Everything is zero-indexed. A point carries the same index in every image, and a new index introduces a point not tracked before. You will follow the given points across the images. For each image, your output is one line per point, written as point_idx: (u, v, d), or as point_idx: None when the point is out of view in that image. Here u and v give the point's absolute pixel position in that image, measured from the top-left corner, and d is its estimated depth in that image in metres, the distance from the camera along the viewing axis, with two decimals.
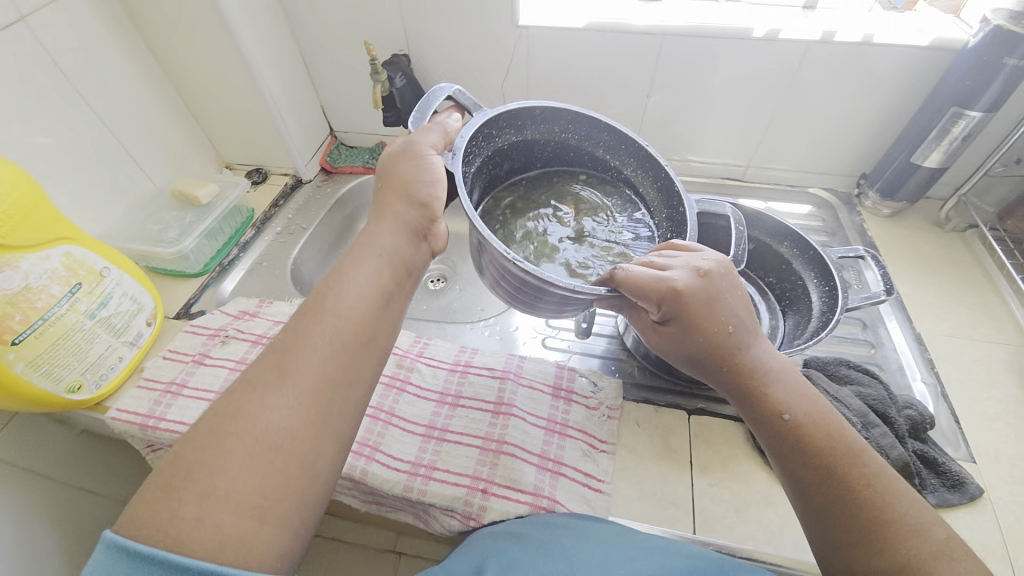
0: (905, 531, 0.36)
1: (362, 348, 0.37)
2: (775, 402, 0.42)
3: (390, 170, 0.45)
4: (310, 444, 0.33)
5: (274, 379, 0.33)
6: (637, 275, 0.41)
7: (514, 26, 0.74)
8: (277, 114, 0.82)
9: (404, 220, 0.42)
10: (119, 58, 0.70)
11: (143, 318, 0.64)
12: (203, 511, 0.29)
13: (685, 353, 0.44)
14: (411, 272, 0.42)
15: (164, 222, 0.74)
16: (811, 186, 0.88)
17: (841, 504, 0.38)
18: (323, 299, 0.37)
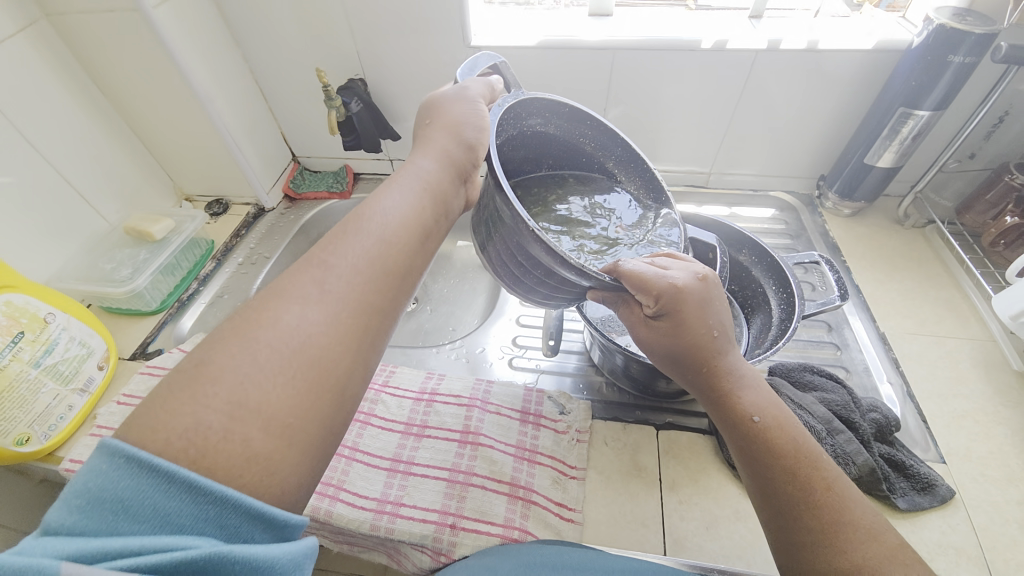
0: (862, 535, 0.35)
1: (396, 274, 0.37)
2: (741, 406, 0.41)
3: (434, 114, 0.46)
4: (342, 368, 0.32)
5: (312, 295, 0.32)
6: (642, 274, 0.40)
7: (467, 46, 0.75)
8: (233, 143, 0.80)
9: (450, 159, 0.44)
10: (63, 98, 0.69)
11: (94, 362, 0.62)
12: (232, 422, 0.27)
13: (669, 351, 0.43)
14: (449, 213, 0.44)
15: (117, 260, 0.72)
16: (774, 190, 0.89)
17: (803, 506, 0.37)
18: (360, 221, 0.37)
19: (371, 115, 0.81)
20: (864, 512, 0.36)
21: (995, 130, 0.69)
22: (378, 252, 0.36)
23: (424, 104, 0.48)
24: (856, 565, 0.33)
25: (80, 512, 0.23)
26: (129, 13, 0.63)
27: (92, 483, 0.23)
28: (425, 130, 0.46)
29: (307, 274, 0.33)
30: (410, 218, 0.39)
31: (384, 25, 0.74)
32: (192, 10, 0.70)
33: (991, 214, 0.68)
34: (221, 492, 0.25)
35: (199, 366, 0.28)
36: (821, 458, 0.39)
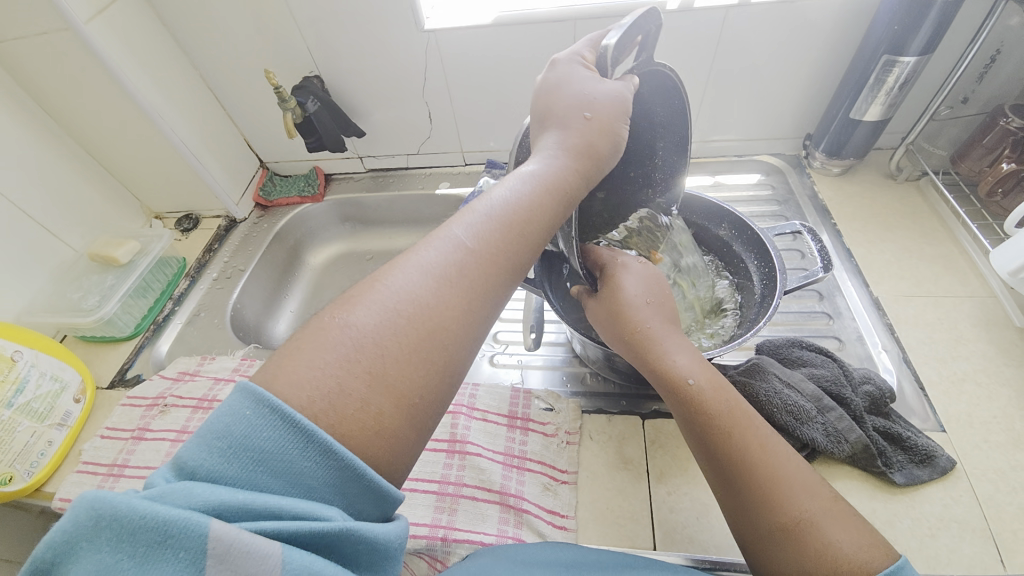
0: (798, 486, 0.34)
1: (513, 239, 0.33)
2: (672, 369, 0.40)
3: (576, 102, 0.38)
4: (461, 345, 0.30)
5: (453, 276, 0.30)
6: (599, 251, 0.48)
7: (420, 31, 0.71)
8: (193, 158, 0.78)
9: (585, 165, 0.37)
10: (12, 128, 0.66)
11: (70, 396, 0.61)
12: (369, 391, 0.26)
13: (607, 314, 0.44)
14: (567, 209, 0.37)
15: (85, 289, 0.71)
16: (759, 153, 0.85)
17: (740, 461, 0.35)
18: (484, 202, 0.34)
19: (332, 113, 0.78)
20: (801, 467, 0.35)
21: (987, 72, 0.65)
22: (487, 228, 0.33)
23: (563, 75, 0.39)
24: (795, 516, 0.32)
25: (221, 457, 0.23)
26: (61, 32, 0.60)
27: (238, 427, 0.23)
28: (547, 111, 0.39)
29: (441, 245, 0.31)
30: (526, 201, 0.34)
31: (331, 19, 0.70)
32: (130, 22, 0.66)
33: (987, 160, 0.64)
34: (352, 461, 0.24)
35: (343, 325, 0.27)
36: (753, 417, 0.37)
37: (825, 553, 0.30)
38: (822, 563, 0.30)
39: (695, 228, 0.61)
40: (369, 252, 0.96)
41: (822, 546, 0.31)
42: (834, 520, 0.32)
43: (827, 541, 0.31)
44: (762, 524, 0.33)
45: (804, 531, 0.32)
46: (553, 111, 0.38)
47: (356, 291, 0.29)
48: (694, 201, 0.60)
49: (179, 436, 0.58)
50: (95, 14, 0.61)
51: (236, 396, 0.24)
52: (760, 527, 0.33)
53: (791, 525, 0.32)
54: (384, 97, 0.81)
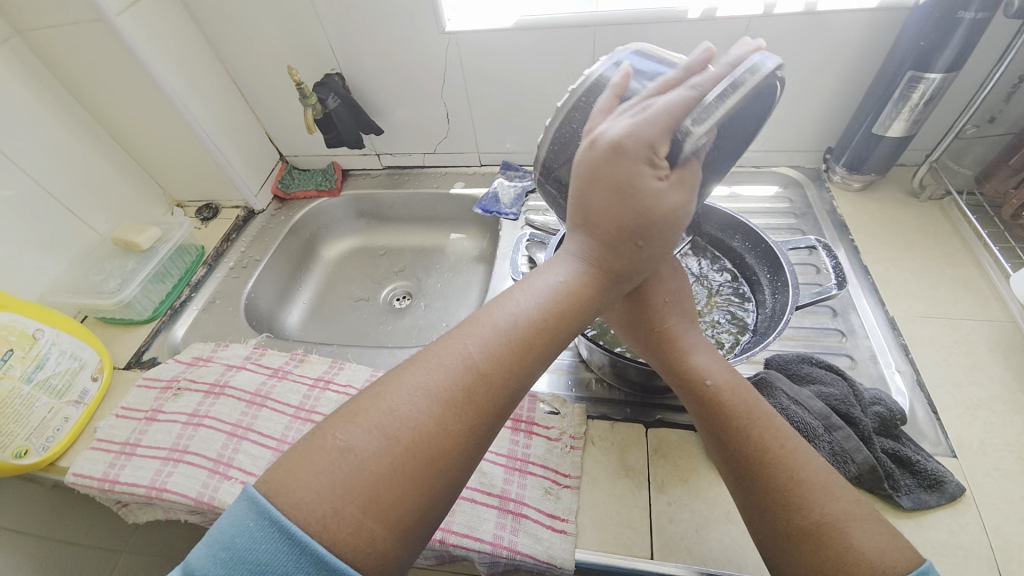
0: (819, 489, 0.34)
1: (521, 354, 0.34)
2: (695, 370, 0.43)
3: (634, 220, 0.36)
4: (462, 463, 0.30)
5: (457, 395, 0.31)
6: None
7: (441, 33, 0.72)
8: (215, 149, 0.79)
9: (608, 278, 0.38)
10: (42, 114, 0.69)
11: (88, 374, 0.62)
12: (365, 514, 0.27)
13: (623, 314, 0.47)
14: (583, 319, 0.37)
15: (106, 272, 0.72)
16: (778, 165, 0.84)
17: (757, 466, 0.37)
18: (497, 309, 0.35)
19: (350, 110, 0.79)
20: (822, 470, 0.36)
21: (1016, 92, 0.63)
22: (496, 345, 0.33)
23: (627, 174, 0.35)
24: (814, 521, 0.33)
25: (222, 566, 0.25)
26: (92, 23, 0.62)
27: (240, 538, 0.25)
28: (599, 207, 0.37)
29: (447, 358, 0.32)
30: (538, 317, 0.35)
31: (355, 17, 0.71)
32: (160, 16, 0.68)
33: (1013, 182, 0.63)
34: (344, 571, 0.25)
35: (344, 448, 0.28)
36: (776, 424, 0.39)
37: (847, 555, 0.31)
38: (842, 564, 0.30)
39: (710, 238, 0.61)
40: (382, 248, 0.97)
41: (845, 543, 0.31)
42: (855, 521, 0.32)
43: (847, 534, 0.31)
44: (782, 527, 0.34)
45: (827, 529, 0.32)
46: (599, 209, 0.37)
47: (363, 402, 0.31)
48: (708, 210, 0.60)
49: (190, 418, 0.60)
50: (127, 7, 0.63)
51: (242, 506, 0.26)
52: (775, 524, 0.35)
53: (813, 527, 0.33)
54: (403, 96, 0.82)
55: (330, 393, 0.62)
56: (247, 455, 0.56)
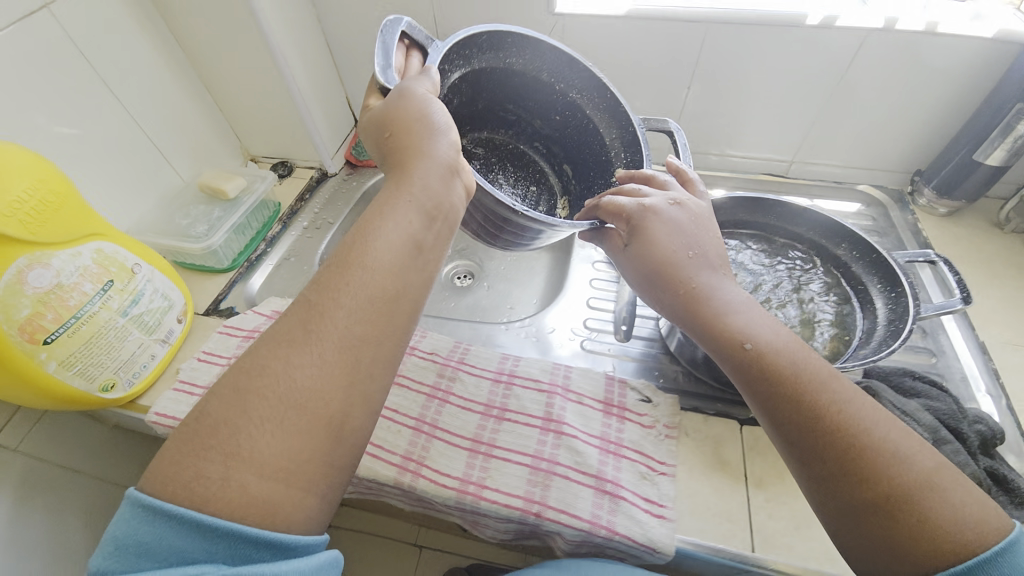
0: (886, 457, 0.37)
1: (359, 295, 0.37)
2: (730, 331, 0.43)
3: (383, 122, 0.43)
4: (332, 404, 0.34)
5: (299, 338, 0.35)
6: (619, 203, 0.47)
7: (549, 13, 0.71)
8: (303, 105, 0.79)
9: (403, 174, 0.42)
10: (143, 50, 0.68)
11: (174, 315, 0.61)
12: (229, 470, 0.31)
13: (648, 269, 0.46)
14: (422, 249, 0.40)
15: (192, 217, 0.71)
16: (860, 183, 0.84)
17: (819, 438, 0.38)
18: (345, 257, 0.38)
19: None
20: (890, 437, 0.38)
21: None
22: (332, 294, 0.36)
23: (369, 115, 0.45)
24: (887, 491, 0.36)
25: (111, 557, 0.30)
26: None
27: (121, 531, 0.30)
28: (379, 134, 0.44)
29: (291, 315, 0.36)
30: (374, 259, 0.38)
31: None
32: None
33: None
34: (216, 523, 0.30)
35: (198, 416, 0.33)
36: (828, 387, 0.40)
37: (923, 536, 0.34)
38: (918, 535, 0.34)
39: (811, 244, 0.61)
40: None
41: (915, 517, 0.35)
42: (927, 492, 0.35)
43: (918, 511, 0.35)
44: (842, 498, 0.37)
45: (901, 504, 0.35)
46: (384, 145, 0.44)
47: (218, 379, 0.34)
48: (814, 216, 0.60)
49: None
50: None
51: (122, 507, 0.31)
52: (855, 499, 0.37)
53: (882, 500, 0.36)
54: None
55: (415, 357, 0.61)
56: None
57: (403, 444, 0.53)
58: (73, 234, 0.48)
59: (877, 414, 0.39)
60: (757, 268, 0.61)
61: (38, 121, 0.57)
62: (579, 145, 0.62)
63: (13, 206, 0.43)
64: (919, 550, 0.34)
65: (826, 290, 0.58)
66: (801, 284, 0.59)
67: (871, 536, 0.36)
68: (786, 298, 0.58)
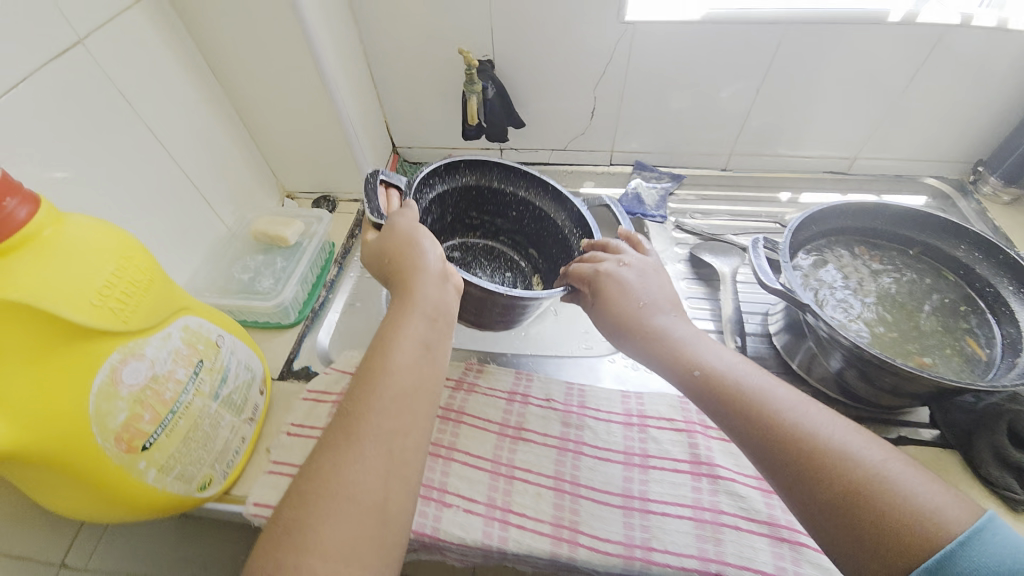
0: (835, 458, 0.35)
1: (386, 390, 0.43)
2: (683, 361, 0.45)
3: (380, 256, 0.55)
4: (380, 489, 0.39)
5: (345, 439, 0.40)
6: (581, 270, 0.56)
7: (619, 22, 0.67)
8: (352, 135, 0.72)
9: (405, 288, 0.51)
10: (182, 86, 0.60)
11: (257, 386, 0.53)
12: (301, 563, 0.35)
13: (609, 322, 0.52)
14: (429, 344, 0.47)
15: (252, 269, 0.64)
16: (927, 177, 0.84)
17: (780, 449, 0.38)
18: (369, 367, 0.45)
19: (506, 104, 0.74)
20: (834, 439, 0.37)
21: None
22: (364, 396, 0.43)
23: (371, 253, 0.56)
24: (837, 492, 0.34)
25: None
26: None
27: None
28: (383, 265, 0.55)
29: (336, 421, 0.42)
30: (393, 361, 0.45)
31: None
32: None
33: None
34: None
35: (275, 522, 0.37)
36: (772, 396, 0.41)
37: (881, 522, 0.32)
38: (877, 534, 0.32)
39: (925, 246, 0.60)
40: None
41: (871, 515, 0.33)
42: (879, 485, 0.34)
43: (880, 505, 0.33)
44: (808, 504, 0.35)
45: (861, 501, 0.33)
46: (387, 272, 0.54)
47: (286, 489, 0.39)
48: (930, 219, 0.59)
49: None
50: None
51: None
52: (818, 503, 0.35)
53: (839, 501, 0.34)
54: (553, 86, 0.77)
55: (532, 407, 0.56)
56: (462, 480, 0.50)
57: (549, 509, 0.48)
58: (166, 315, 0.41)
59: (822, 416, 0.38)
60: (868, 274, 0.61)
61: (81, 180, 0.48)
62: (541, 234, 0.81)
63: (104, 293, 0.35)
64: (885, 551, 0.32)
65: (944, 292, 0.58)
66: (918, 288, 0.59)
67: (843, 546, 0.34)
68: (906, 303, 0.58)
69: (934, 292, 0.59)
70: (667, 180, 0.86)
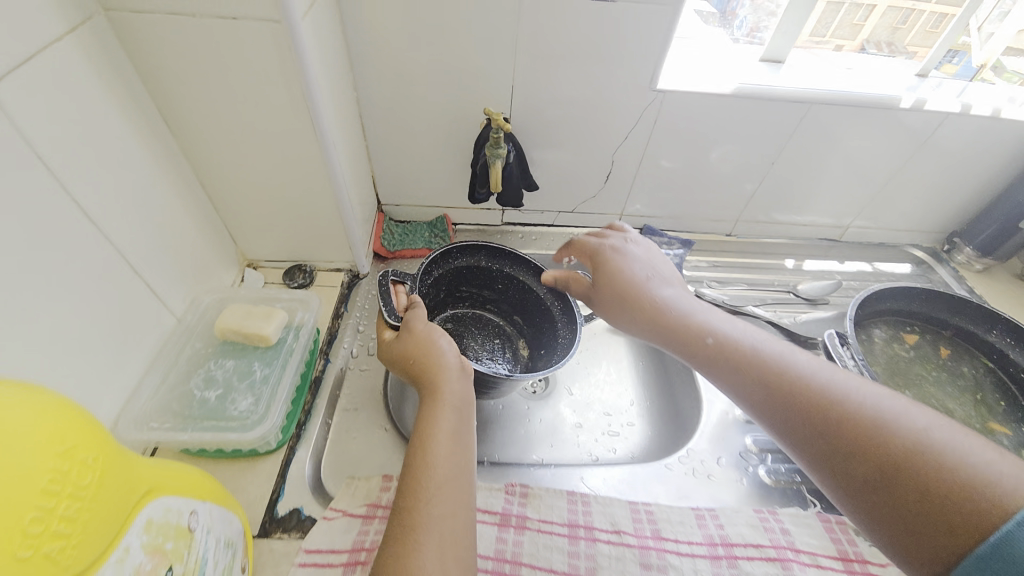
0: (867, 421, 0.35)
1: (432, 477, 0.41)
2: (696, 330, 0.48)
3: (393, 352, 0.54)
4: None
5: (403, 539, 0.38)
6: (586, 244, 0.60)
7: (651, 89, 0.63)
8: (346, 199, 0.59)
9: (427, 377, 0.49)
10: (124, 140, 0.45)
11: (239, 566, 0.38)
12: None
13: (612, 295, 0.55)
14: (460, 428, 0.46)
15: (219, 381, 0.50)
16: (905, 244, 0.89)
17: (797, 408, 0.38)
18: (409, 462, 0.43)
19: (524, 167, 0.67)
20: (864, 403, 0.36)
21: None
22: (411, 489, 0.41)
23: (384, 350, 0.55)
24: (882, 462, 0.33)
25: None
26: (262, 22, 0.42)
27: None
28: (397, 360, 0.53)
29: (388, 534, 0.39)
30: (433, 447, 0.43)
31: (553, 58, 0.60)
32: (322, 26, 0.50)
33: None
34: None
35: None
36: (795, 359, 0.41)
37: (937, 484, 0.30)
38: (930, 491, 0.30)
39: (957, 329, 0.61)
40: None
41: (917, 491, 0.31)
42: (922, 452, 0.32)
43: (922, 463, 0.32)
44: (841, 475, 0.34)
45: (900, 459, 0.32)
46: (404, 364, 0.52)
47: None
48: (964, 303, 0.60)
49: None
50: (307, 9, 0.45)
51: None
52: (851, 475, 0.34)
53: (881, 475, 0.33)
54: (570, 149, 0.71)
55: (602, 545, 0.46)
56: None
57: None
58: (108, 523, 0.27)
59: (849, 380, 0.38)
60: (906, 357, 0.60)
61: None
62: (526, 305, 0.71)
63: (38, 525, 0.22)
64: (930, 508, 0.30)
65: (981, 377, 0.59)
66: (956, 372, 0.59)
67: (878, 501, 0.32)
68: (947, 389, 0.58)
69: (971, 377, 0.59)
70: (677, 245, 0.83)
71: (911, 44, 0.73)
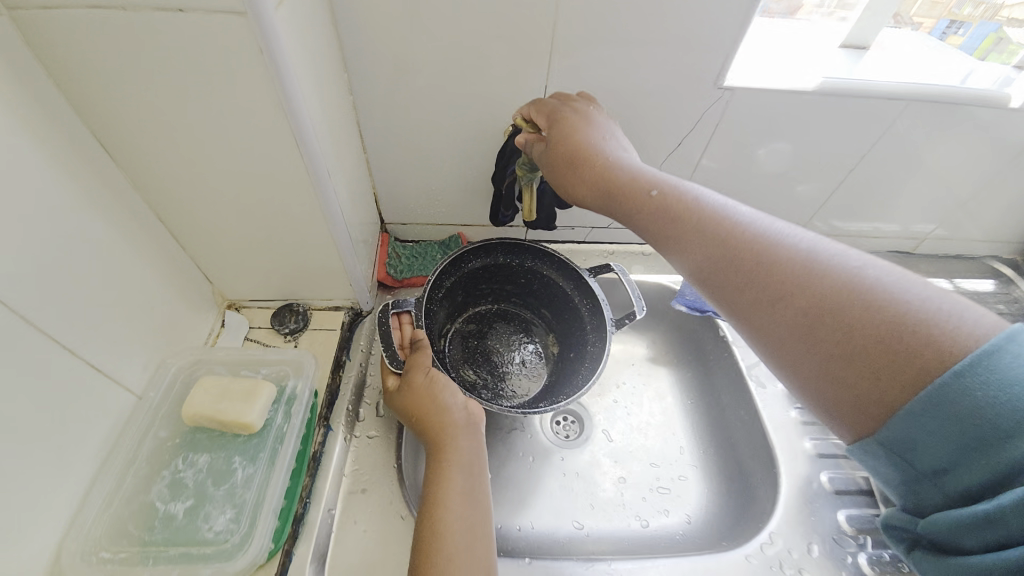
0: (833, 279, 0.28)
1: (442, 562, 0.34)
2: (635, 184, 0.39)
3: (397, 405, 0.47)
4: None
5: None
6: (545, 102, 0.47)
7: (716, 87, 0.52)
8: (344, 232, 0.48)
9: (436, 437, 0.43)
10: (45, 182, 0.33)
11: None
12: None
13: (563, 159, 0.43)
14: (474, 494, 0.39)
15: (193, 487, 0.41)
16: (984, 257, 0.78)
17: (743, 265, 0.32)
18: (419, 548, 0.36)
19: None
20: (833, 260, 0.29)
21: None
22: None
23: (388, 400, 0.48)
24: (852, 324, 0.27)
25: None
26: (221, 18, 0.30)
27: None
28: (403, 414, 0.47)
29: None
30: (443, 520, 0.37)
31: (596, 51, 0.49)
32: (307, 16, 0.38)
33: None
34: None
35: None
36: (739, 213, 0.34)
37: (916, 343, 0.25)
38: (905, 360, 0.25)
39: None
40: None
41: (890, 340, 0.25)
42: (899, 309, 0.26)
43: (880, 311, 0.26)
44: (802, 336, 0.28)
45: (867, 308, 0.27)
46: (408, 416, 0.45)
47: None
48: None
49: None
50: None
51: None
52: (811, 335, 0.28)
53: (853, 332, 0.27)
54: None
55: None
56: None
57: None
58: None
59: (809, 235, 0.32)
60: None
61: None
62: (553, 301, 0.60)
63: None
64: (902, 370, 0.25)
65: None
66: None
67: (834, 353, 0.27)
68: None
69: None
70: None
71: (917, 15, 0.59)
